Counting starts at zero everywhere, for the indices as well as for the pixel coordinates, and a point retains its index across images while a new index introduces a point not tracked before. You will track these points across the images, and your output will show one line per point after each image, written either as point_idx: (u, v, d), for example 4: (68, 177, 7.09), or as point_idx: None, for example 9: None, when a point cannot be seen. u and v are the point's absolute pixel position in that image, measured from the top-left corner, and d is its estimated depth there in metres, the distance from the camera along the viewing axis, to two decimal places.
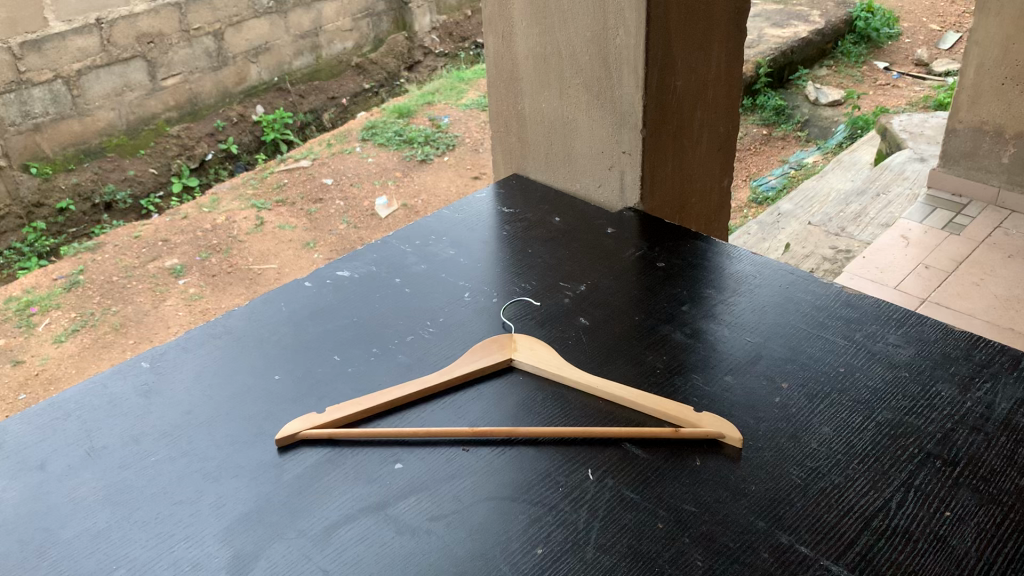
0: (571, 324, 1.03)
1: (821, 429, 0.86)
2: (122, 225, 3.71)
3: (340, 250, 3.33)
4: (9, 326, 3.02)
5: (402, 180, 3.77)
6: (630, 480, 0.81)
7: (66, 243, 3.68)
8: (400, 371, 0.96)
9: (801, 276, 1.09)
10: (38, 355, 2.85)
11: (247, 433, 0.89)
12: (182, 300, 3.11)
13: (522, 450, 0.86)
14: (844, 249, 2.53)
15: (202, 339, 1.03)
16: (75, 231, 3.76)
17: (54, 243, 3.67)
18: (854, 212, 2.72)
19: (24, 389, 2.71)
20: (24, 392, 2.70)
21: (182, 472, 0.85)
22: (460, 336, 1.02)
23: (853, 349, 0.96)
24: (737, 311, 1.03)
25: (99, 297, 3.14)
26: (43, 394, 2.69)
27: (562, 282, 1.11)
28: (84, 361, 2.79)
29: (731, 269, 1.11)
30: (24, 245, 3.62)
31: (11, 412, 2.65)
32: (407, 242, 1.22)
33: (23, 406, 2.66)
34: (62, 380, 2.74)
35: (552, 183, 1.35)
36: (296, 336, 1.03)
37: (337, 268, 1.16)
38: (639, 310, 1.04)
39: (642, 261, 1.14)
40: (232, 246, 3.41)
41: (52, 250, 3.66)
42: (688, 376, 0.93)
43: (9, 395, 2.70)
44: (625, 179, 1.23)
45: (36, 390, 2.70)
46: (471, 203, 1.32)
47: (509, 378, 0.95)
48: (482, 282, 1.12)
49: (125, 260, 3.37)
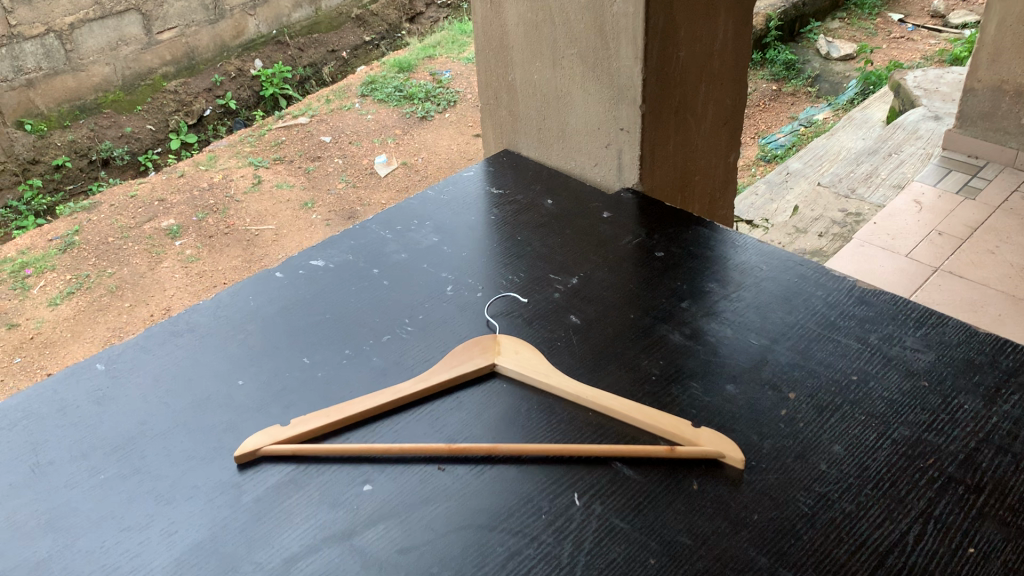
0: (562, 323, 0.95)
1: (831, 446, 0.78)
2: (119, 184, 3.61)
3: (339, 212, 3.23)
4: (3, 288, 2.95)
5: (402, 138, 3.66)
6: (621, 506, 0.74)
7: (64, 201, 3.56)
8: (373, 377, 0.89)
9: (811, 267, 1.01)
10: (33, 318, 2.79)
11: (206, 447, 0.82)
12: (178, 262, 3.03)
13: (503, 471, 0.78)
14: (855, 212, 2.43)
15: (164, 336, 0.96)
16: (72, 188, 3.64)
17: (51, 201, 3.55)
18: (865, 172, 2.61)
19: (20, 352, 2.66)
20: (19, 355, 2.65)
21: (133, 493, 0.78)
22: (441, 335, 0.94)
23: (868, 354, 0.88)
24: (741, 309, 0.95)
25: (95, 258, 3.06)
26: (39, 358, 2.65)
27: (553, 274, 1.02)
28: (79, 325, 2.73)
29: (737, 259, 1.03)
30: (21, 203, 3.48)
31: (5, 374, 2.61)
32: (387, 227, 1.13)
33: (17, 368, 2.63)
34: (57, 343, 2.69)
35: (545, 161, 1.26)
36: (263, 335, 0.95)
37: (311, 256, 1.08)
38: (636, 306, 0.96)
39: (640, 250, 1.05)
40: (229, 205, 3.32)
41: (49, 208, 3.54)
42: (686, 385, 0.86)
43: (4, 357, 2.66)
44: (623, 158, 1.14)
45: (31, 354, 2.65)
46: (458, 182, 1.24)
47: (490, 385, 0.87)
48: (468, 273, 1.04)
49: (121, 220, 3.29)
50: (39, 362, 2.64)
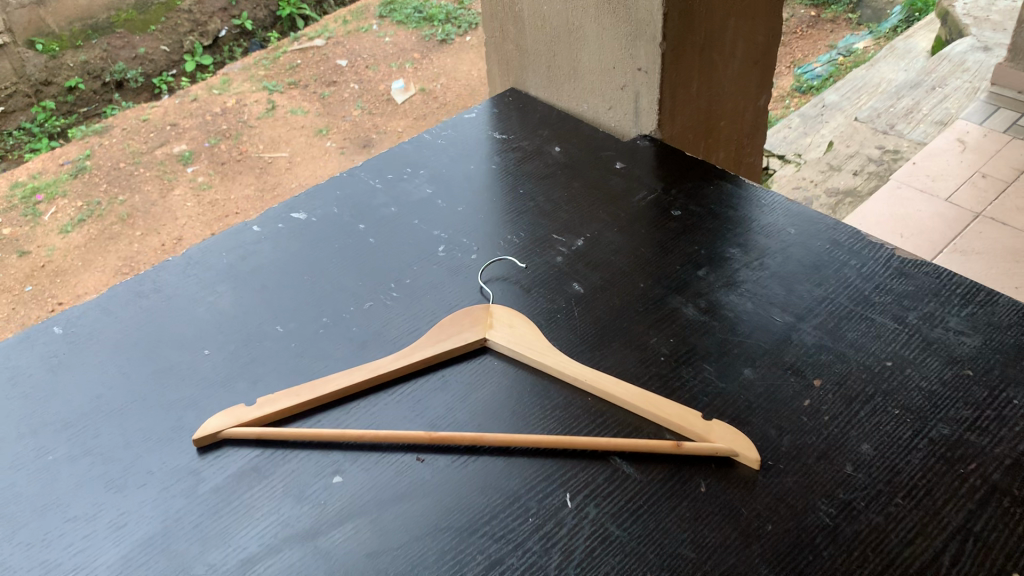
0: (563, 292, 0.85)
1: (858, 445, 0.69)
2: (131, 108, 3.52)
3: (354, 139, 3.12)
4: (14, 214, 2.88)
5: (420, 62, 3.51)
6: (617, 509, 0.66)
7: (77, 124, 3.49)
8: (350, 351, 0.80)
9: (844, 232, 0.90)
10: (44, 245, 2.73)
11: (164, 427, 0.75)
12: (190, 190, 2.94)
13: (487, 464, 0.70)
14: (892, 149, 2.29)
15: (127, 298, 0.88)
16: (86, 111, 3.57)
17: (65, 123, 3.48)
18: (907, 107, 2.44)
19: (31, 281, 2.62)
20: (30, 284, 2.61)
21: (82, 478, 0.71)
22: (429, 303, 0.85)
23: (905, 336, 0.78)
24: (764, 280, 0.85)
25: (106, 184, 2.97)
26: (49, 286, 2.59)
27: (556, 234, 0.92)
28: (90, 253, 2.67)
29: (762, 221, 0.92)
30: (33, 125, 3.42)
31: (16, 303, 2.57)
32: (378, 176, 1.04)
33: (29, 297, 2.59)
34: (68, 273, 2.63)
35: (555, 102, 1.15)
36: (235, 297, 0.87)
37: (293, 207, 0.99)
38: (646, 274, 0.86)
39: (654, 208, 0.95)
40: (243, 131, 3.21)
41: (63, 130, 3.47)
42: (698, 367, 0.76)
43: (15, 286, 2.61)
44: (640, 102, 1.02)
45: (42, 283, 2.60)
46: (459, 126, 1.13)
47: (479, 363, 0.79)
48: (463, 232, 0.94)
49: (133, 145, 3.19)
50: (50, 291, 2.59)
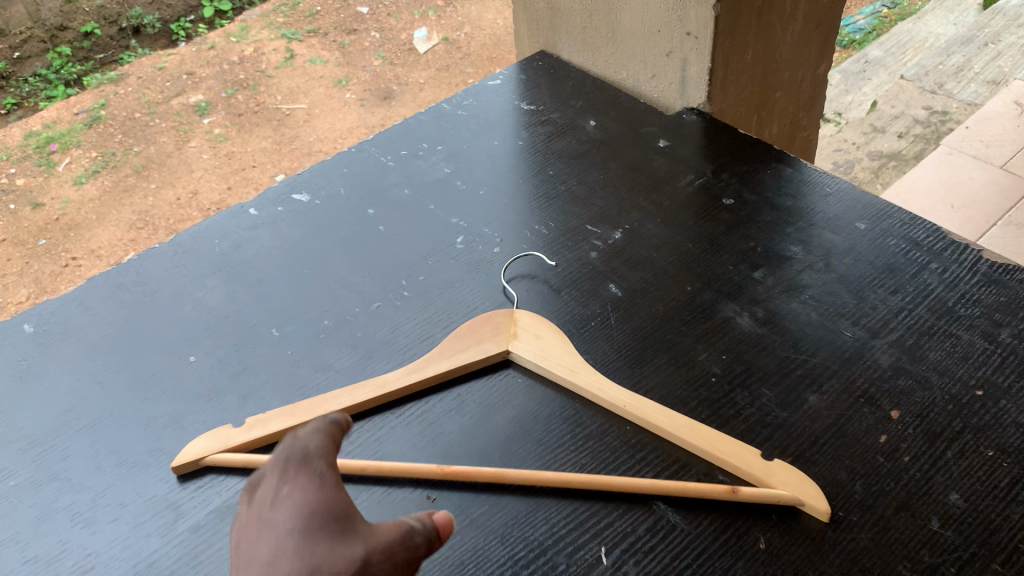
0: (599, 295, 0.74)
1: (946, 495, 0.59)
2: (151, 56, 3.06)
3: (375, 91, 2.86)
4: (26, 164, 2.58)
5: (444, 10, 3.31)
6: (661, 570, 0.56)
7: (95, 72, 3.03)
8: (353, 362, 0.70)
9: (922, 230, 0.78)
10: (58, 197, 2.47)
11: (141, 450, 0.65)
12: (206, 141, 2.65)
13: (508, 505, 0.60)
14: (940, 110, 2.13)
15: (108, 292, 0.79)
16: (103, 58, 3.10)
17: (82, 70, 3.02)
18: (957, 65, 2.26)
19: (45, 234, 2.37)
20: (44, 237, 2.35)
21: (46, 509, 0.62)
22: (444, 305, 0.75)
23: (998, 359, 0.66)
24: (831, 287, 0.73)
25: (121, 135, 2.66)
26: (65, 241, 2.34)
27: (590, 225, 0.81)
28: (105, 207, 2.41)
29: (827, 214, 0.80)
30: (49, 72, 2.98)
31: (28, 258, 2.32)
32: (390, 153, 0.93)
33: (43, 252, 2.33)
34: (83, 228, 2.38)
35: (590, 68, 1.03)
36: (226, 293, 0.77)
37: (295, 189, 0.89)
38: (695, 277, 0.75)
39: (703, 195, 0.83)
40: (261, 81, 2.88)
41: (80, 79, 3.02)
42: (755, 392, 0.66)
43: (27, 240, 2.35)
44: (689, 71, 0.90)
45: (55, 236, 2.35)
46: (482, 95, 1.01)
47: (502, 380, 0.69)
48: (485, 220, 0.83)
49: (148, 94, 2.83)
50: (65, 246, 2.34)
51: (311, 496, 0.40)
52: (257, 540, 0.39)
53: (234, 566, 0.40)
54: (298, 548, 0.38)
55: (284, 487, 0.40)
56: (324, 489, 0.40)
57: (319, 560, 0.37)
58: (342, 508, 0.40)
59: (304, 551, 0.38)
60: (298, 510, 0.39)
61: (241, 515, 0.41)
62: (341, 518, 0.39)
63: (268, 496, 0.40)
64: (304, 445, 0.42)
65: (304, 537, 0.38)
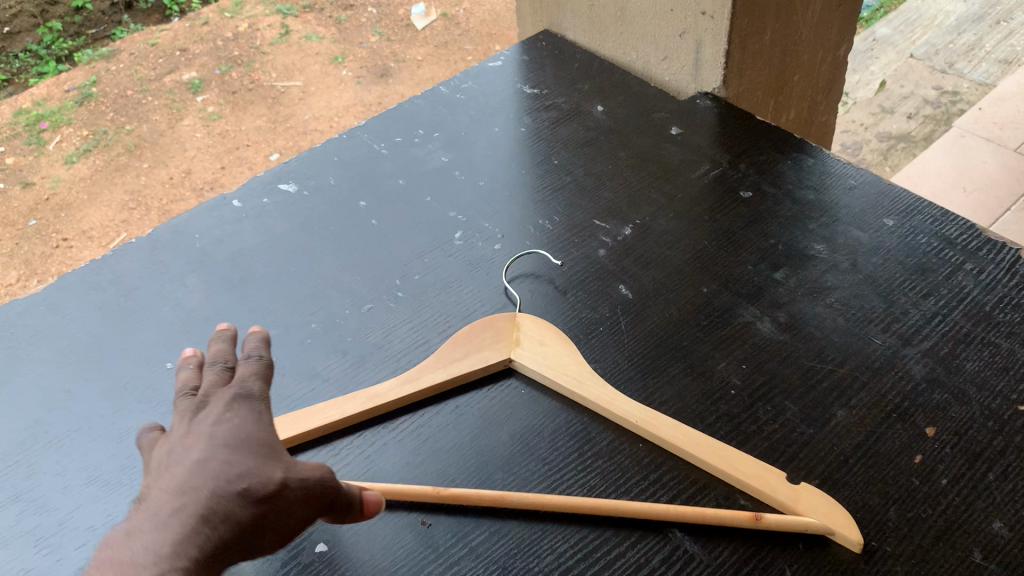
0: (608, 297, 0.69)
1: (988, 522, 0.53)
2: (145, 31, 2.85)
3: (372, 68, 2.72)
4: (15, 143, 2.41)
5: None
6: None
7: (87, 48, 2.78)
8: (343, 370, 0.65)
9: (954, 226, 0.72)
10: (49, 176, 2.31)
11: (113, 466, 0.60)
12: (199, 120, 2.50)
13: (510, 532, 0.55)
14: (951, 90, 2.05)
15: (80, 291, 0.73)
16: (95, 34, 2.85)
17: (73, 45, 2.77)
18: (968, 44, 2.19)
19: (35, 215, 2.22)
20: (34, 218, 2.21)
21: (6, 534, 0.57)
22: (441, 306, 0.70)
23: None
24: (858, 288, 0.68)
25: (113, 113, 2.49)
26: (55, 221, 2.20)
27: (598, 220, 0.76)
28: (97, 186, 2.27)
29: (851, 208, 0.75)
30: (40, 46, 2.73)
31: (18, 239, 2.18)
32: (384, 140, 0.87)
33: (33, 233, 2.19)
34: (75, 207, 2.23)
35: (596, 49, 0.97)
36: (207, 293, 0.72)
37: (283, 180, 0.83)
38: (711, 278, 0.70)
39: (718, 187, 0.78)
40: (255, 57, 2.72)
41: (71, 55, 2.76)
42: (778, 405, 0.61)
43: (17, 220, 2.21)
44: (703, 52, 0.84)
45: (46, 216, 2.21)
46: (482, 76, 0.95)
47: (503, 391, 0.64)
48: (486, 214, 0.78)
49: (140, 71, 2.65)
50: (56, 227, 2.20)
51: (248, 425, 0.46)
52: (191, 447, 0.45)
53: (160, 466, 0.45)
54: (229, 459, 0.44)
55: (225, 411, 0.47)
56: (258, 423, 0.47)
57: (245, 471, 0.44)
58: (271, 440, 0.46)
59: (235, 459, 0.44)
60: (236, 430, 0.46)
61: (176, 428, 0.47)
62: (272, 445, 0.46)
63: (208, 416, 0.47)
64: (248, 387, 0.48)
65: (236, 448, 0.45)
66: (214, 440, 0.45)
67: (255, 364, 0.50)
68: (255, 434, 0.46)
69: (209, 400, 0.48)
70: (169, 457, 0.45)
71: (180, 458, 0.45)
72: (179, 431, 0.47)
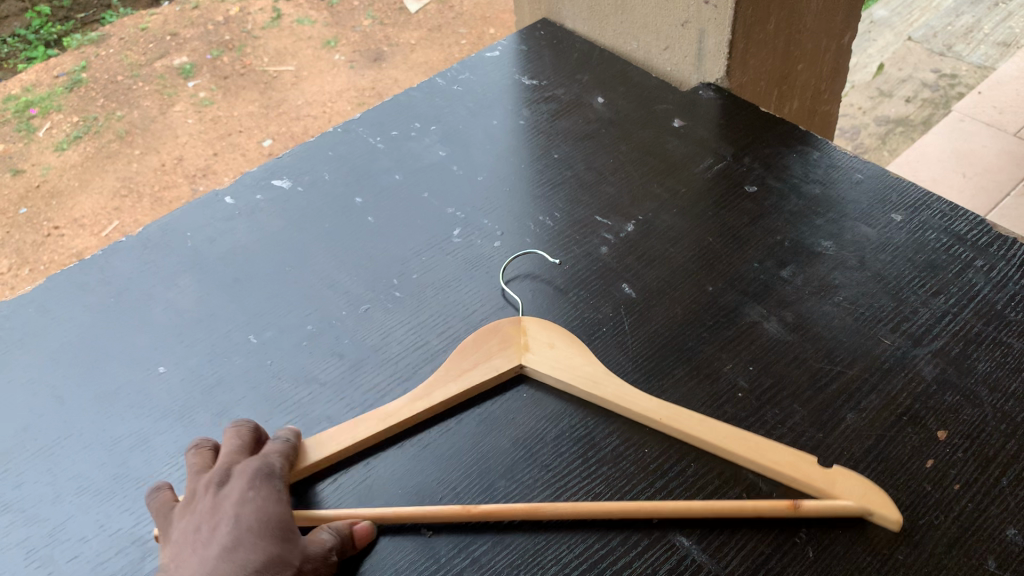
0: (611, 297, 0.68)
1: (1003, 529, 0.52)
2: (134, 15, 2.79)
3: (364, 52, 2.68)
4: (5, 130, 2.38)
5: None
6: None
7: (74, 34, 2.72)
8: (340, 373, 0.63)
9: (963, 221, 0.71)
10: (39, 163, 2.28)
11: (105, 475, 0.59)
12: (191, 105, 2.45)
13: (513, 543, 0.54)
14: (949, 73, 2.03)
15: (68, 293, 0.71)
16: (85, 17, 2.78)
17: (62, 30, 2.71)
18: (966, 26, 2.16)
19: (25, 203, 2.19)
20: (24, 206, 2.18)
21: None
22: (439, 306, 0.68)
23: None
24: (865, 286, 0.66)
25: (103, 99, 2.45)
26: (46, 209, 2.17)
27: (600, 216, 0.74)
28: (88, 173, 2.24)
29: (857, 204, 0.73)
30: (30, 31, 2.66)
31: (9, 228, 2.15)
32: (379, 133, 0.85)
33: (23, 222, 2.16)
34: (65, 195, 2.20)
35: (595, 39, 0.95)
36: (200, 294, 0.70)
37: (277, 176, 0.81)
38: (717, 277, 0.68)
39: (720, 182, 0.76)
40: (247, 42, 2.67)
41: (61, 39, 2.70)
42: (787, 409, 0.59)
43: (7, 209, 2.19)
44: (706, 42, 0.82)
45: (37, 205, 2.18)
46: (480, 67, 0.93)
47: (505, 395, 0.62)
48: (485, 211, 0.76)
49: (130, 56, 2.60)
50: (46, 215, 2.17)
51: (270, 509, 0.51)
52: (221, 526, 0.50)
53: (188, 543, 0.50)
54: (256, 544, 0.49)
55: (250, 489, 0.51)
56: (277, 506, 0.52)
57: (270, 559, 0.48)
58: (289, 524, 0.51)
59: (260, 545, 0.49)
60: (260, 511, 0.51)
61: (201, 501, 0.52)
62: (290, 528, 0.51)
63: (233, 493, 0.51)
64: (270, 465, 0.54)
65: (261, 532, 0.49)
66: (241, 521, 0.50)
67: (282, 443, 0.56)
68: (276, 518, 0.51)
69: (232, 473, 0.53)
70: (196, 535, 0.50)
71: (209, 538, 0.49)
72: (204, 504, 0.51)
